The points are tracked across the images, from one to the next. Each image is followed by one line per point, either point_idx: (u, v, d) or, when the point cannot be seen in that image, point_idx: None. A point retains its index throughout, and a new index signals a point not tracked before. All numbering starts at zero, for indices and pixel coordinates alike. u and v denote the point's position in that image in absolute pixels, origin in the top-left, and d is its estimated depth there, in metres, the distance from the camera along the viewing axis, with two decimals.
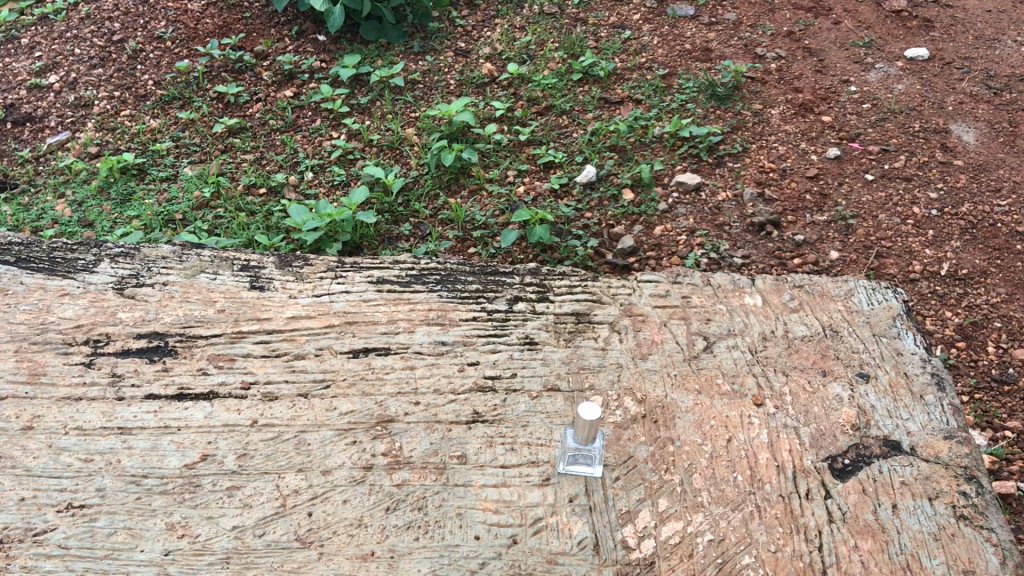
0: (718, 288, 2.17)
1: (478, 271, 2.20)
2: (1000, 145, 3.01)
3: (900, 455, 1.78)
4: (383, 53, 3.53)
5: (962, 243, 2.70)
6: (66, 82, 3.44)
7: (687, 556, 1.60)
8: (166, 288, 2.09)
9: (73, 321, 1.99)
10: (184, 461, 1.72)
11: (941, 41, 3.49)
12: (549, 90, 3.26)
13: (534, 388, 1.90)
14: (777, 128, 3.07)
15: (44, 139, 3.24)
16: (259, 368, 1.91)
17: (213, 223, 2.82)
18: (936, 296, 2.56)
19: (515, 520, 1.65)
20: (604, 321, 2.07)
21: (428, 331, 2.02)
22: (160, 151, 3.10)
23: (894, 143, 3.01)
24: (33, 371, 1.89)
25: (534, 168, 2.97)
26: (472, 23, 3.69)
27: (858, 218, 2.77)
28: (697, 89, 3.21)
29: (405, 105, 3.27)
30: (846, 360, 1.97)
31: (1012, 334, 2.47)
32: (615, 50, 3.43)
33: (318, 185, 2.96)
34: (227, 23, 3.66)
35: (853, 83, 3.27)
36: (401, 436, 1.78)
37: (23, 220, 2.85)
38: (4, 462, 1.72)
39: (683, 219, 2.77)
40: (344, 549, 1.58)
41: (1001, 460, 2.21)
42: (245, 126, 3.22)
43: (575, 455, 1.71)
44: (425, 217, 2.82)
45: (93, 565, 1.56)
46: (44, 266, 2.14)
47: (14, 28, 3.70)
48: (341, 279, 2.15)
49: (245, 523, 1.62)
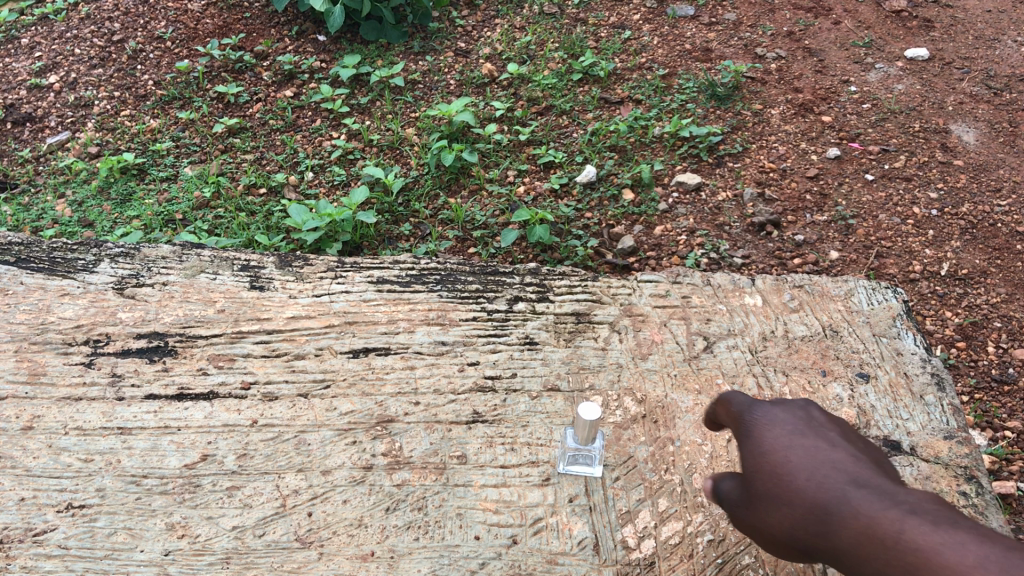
0: (718, 288, 2.17)
1: (478, 270, 2.20)
2: (1000, 145, 3.01)
3: (900, 455, 1.77)
4: (383, 53, 3.53)
5: (962, 243, 2.70)
6: (66, 82, 3.44)
7: (687, 556, 1.60)
8: (166, 288, 2.09)
9: (73, 321, 1.99)
10: (184, 460, 1.72)
11: (941, 41, 3.49)
12: (549, 90, 3.26)
13: (534, 388, 1.90)
14: (777, 128, 3.07)
15: (43, 139, 3.24)
16: (259, 368, 1.91)
17: (213, 223, 2.82)
18: (936, 296, 2.57)
19: (515, 520, 1.65)
20: (604, 321, 2.07)
21: (428, 331, 2.02)
22: (160, 151, 3.10)
23: (894, 142, 3.01)
24: (33, 372, 1.89)
25: (533, 168, 2.97)
26: (472, 23, 3.69)
27: (858, 218, 2.77)
28: (698, 89, 3.21)
29: (405, 105, 3.27)
30: (846, 360, 1.97)
31: (1012, 334, 2.47)
32: (615, 50, 3.44)
33: (318, 186, 2.96)
34: (227, 23, 3.66)
35: (853, 83, 3.27)
36: (401, 436, 1.78)
37: (23, 220, 2.85)
38: (4, 462, 1.72)
39: (683, 219, 2.77)
40: (344, 548, 1.58)
41: (1001, 460, 2.21)
42: (245, 126, 3.22)
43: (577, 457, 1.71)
44: (425, 217, 2.82)
45: (93, 565, 1.56)
46: (44, 266, 2.13)
47: (14, 28, 3.71)
48: (341, 279, 2.15)
49: (246, 523, 1.61)
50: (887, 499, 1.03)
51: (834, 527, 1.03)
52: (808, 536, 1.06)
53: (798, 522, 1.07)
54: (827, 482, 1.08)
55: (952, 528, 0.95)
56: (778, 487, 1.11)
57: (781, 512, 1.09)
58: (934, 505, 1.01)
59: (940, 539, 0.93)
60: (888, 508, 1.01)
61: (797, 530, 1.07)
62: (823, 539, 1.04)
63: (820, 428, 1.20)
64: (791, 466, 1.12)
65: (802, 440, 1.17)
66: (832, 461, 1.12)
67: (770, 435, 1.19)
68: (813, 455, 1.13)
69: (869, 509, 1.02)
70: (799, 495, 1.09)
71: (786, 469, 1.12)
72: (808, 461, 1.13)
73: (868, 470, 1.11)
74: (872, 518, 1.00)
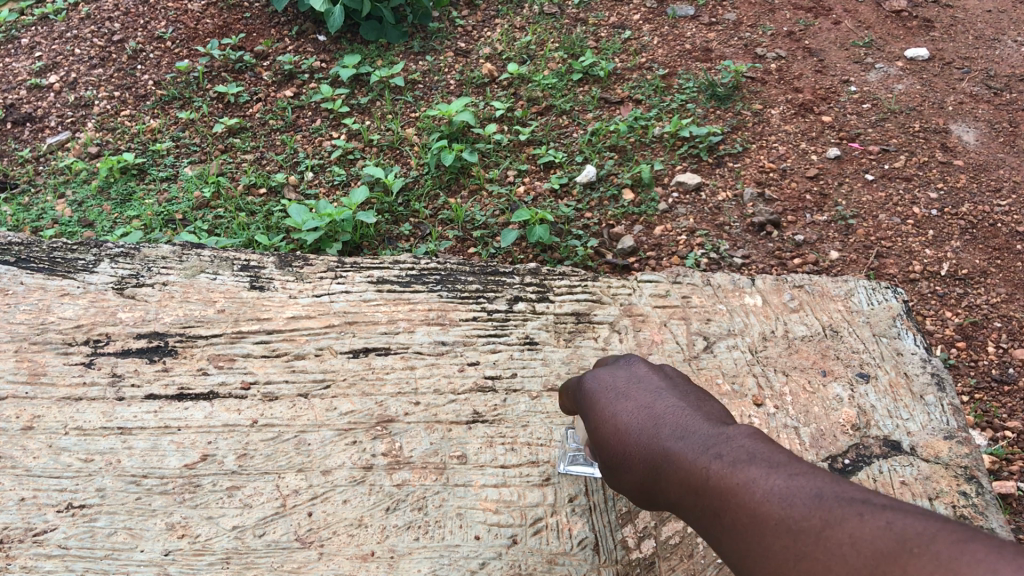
0: (718, 288, 2.17)
1: (478, 270, 2.20)
2: (1000, 145, 3.01)
3: (900, 455, 1.77)
4: (383, 53, 3.53)
5: (962, 243, 2.70)
6: (66, 82, 3.44)
7: (687, 555, 1.60)
8: (166, 288, 2.08)
9: (73, 321, 1.99)
10: (185, 460, 1.72)
11: (941, 41, 3.49)
12: (549, 90, 3.26)
13: (534, 388, 1.90)
14: (777, 128, 3.07)
15: (43, 139, 3.24)
16: (260, 368, 1.91)
17: (213, 223, 2.82)
18: (936, 296, 2.56)
19: (515, 520, 1.65)
20: (604, 321, 2.07)
21: (428, 331, 2.02)
22: (160, 151, 3.10)
23: (894, 143, 3.01)
24: (33, 371, 1.89)
25: (534, 168, 2.97)
26: (472, 23, 3.70)
27: (858, 218, 2.77)
28: (698, 89, 3.21)
29: (405, 105, 3.27)
30: (846, 360, 1.97)
31: (1012, 334, 2.47)
32: (615, 50, 3.44)
33: (318, 186, 2.96)
34: (227, 23, 3.66)
35: (853, 83, 3.27)
36: (401, 436, 1.78)
37: (23, 220, 2.85)
38: (4, 462, 1.72)
39: (683, 219, 2.77)
40: (344, 548, 1.58)
41: (1001, 460, 2.21)
42: (245, 126, 3.22)
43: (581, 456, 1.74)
44: (425, 217, 2.82)
45: (93, 565, 1.56)
46: (44, 266, 2.13)
47: (14, 28, 3.71)
48: (341, 279, 2.15)
49: (246, 523, 1.62)
50: (698, 441, 1.11)
51: (661, 481, 1.13)
52: (647, 491, 1.17)
53: (638, 479, 1.18)
54: (651, 437, 1.18)
55: (747, 464, 1.01)
56: (620, 449, 1.23)
57: (627, 474, 1.21)
58: (741, 439, 1.08)
59: (736, 481, 0.99)
60: (695, 452, 1.09)
61: (640, 488, 1.18)
62: (658, 492, 1.14)
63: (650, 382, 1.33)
64: (624, 428, 1.24)
65: (634, 400, 1.28)
66: (658, 414, 1.22)
67: (613, 401, 1.31)
68: (644, 413, 1.24)
69: (681, 458, 1.10)
70: (634, 454, 1.19)
71: (621, 431, 1.24)
72: (639, 421, 1.23)
73: (690, 414, 1.20)
74: (684, 466, 1.09)
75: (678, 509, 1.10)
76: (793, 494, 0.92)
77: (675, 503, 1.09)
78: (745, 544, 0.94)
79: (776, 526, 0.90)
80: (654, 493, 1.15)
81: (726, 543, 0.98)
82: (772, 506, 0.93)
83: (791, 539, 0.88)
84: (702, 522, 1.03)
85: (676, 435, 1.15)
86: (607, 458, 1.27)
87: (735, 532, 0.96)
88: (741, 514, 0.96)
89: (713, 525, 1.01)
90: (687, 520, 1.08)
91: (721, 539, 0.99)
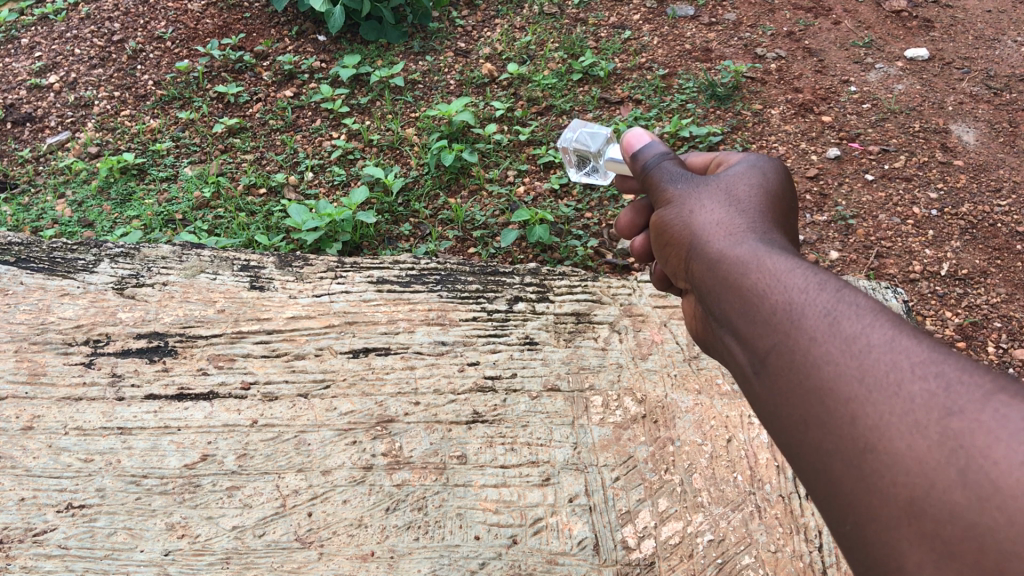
0: None
1: (478, 270, 2.20)
2: (1000, 145, 3.00)
3: None
4: (383, 53, 3.54)
5: (962, 243, 2.70)
6: (66, 82, 3.44)
7: (687, 556, 1.61)
8: (166, 288, 2.08)
9: (73, 321, 1.99)
10: (185, 461, 1.72)
11: (941, 41, 3.49)
12: (549, 90, 3.26)
13: (534, 388, 1.91)
14: (777, 128, 3.07)
15: (43, 139, 3.24)
16: (259, 368, 1.91)
17: (213, 223, 2.82)
18: (936, 296, 2.56)
19: (514, 520, 1.65)
20: (604, 321, 2.07)
21: (428, 331, 2.02)
22: (160, 151, 3.10)
23: (894, 143, 3.01)
24: (33, 372, 1.88)
25: (534, 168, 2.97)
26: (472, 23, 3.70)
27: (858, 218, 2.77)
28: (698, 89, 3.22)
29: (405, 105, 3.27)
30: None
31: (1012, 334, 2.48)
32: (615, 50, 3.43)
33: (317, 185, 2.96)
34: (227, 23, 3.67)
35: (853, 83, 3.27)
36: (401, 436, 1.78)
37: (23, 220, 2.85)
38: (4, 462, 1.72)
39: None
40: (344, 549, 1.58)
41: None
42: (245, 126, 3.22)
43: (605, 132, 1.60)
44: (425, 216, 2.82)
45: (93, 565, 1.55)
46: (44, 266, 2.13)
47: (14, 28, 3.71)
48: (341, 279, 2.15)
49: (246, 523, 1.61)
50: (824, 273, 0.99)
51: (753, 239, 1.10)
52: (722, 230, 1.14)
53: (725, 218, 1.16)
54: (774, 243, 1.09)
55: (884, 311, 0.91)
56: (736, 201, 1.19)
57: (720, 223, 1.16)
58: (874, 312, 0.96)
59: (876, 316, 0.88)
60: (819, 266, 1.01)
61: (714, 221, 1.16)
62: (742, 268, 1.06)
63: (786, 220, 1.21)
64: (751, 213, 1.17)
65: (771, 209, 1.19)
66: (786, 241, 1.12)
67: (753, 168, 1.26)
68: (772, 208, 1.20)
69: (806, 269, 0.99)
70: (744, 206, 1.18)
71: (749, 186, 1.22)
72: (770, 199, 1.21)
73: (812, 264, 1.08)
74: (802, 263, 1.02)
75: (762, 297, 1.00)
76: (954, 356, 0.81)
77: (765, 286, 1.00)
78: (866, 373, 0.83)
79: (927, 370, 0.80)
80: (729, 239, 1.12)
81: (827, 356, 0.87)
82: (925, 353, 0.82)
83: (947, 393, 0.77)
84: (796, 320, 0.93)
85: (794, 255, 1.07)
86: (702, 184, 1.25)
87: (858, 354, 0.85)
88: (878, 344, 0.84)
89: (811, 324, 0.92)
90: (760, 292, 1.00)
91: (823, 348, 0.88)
